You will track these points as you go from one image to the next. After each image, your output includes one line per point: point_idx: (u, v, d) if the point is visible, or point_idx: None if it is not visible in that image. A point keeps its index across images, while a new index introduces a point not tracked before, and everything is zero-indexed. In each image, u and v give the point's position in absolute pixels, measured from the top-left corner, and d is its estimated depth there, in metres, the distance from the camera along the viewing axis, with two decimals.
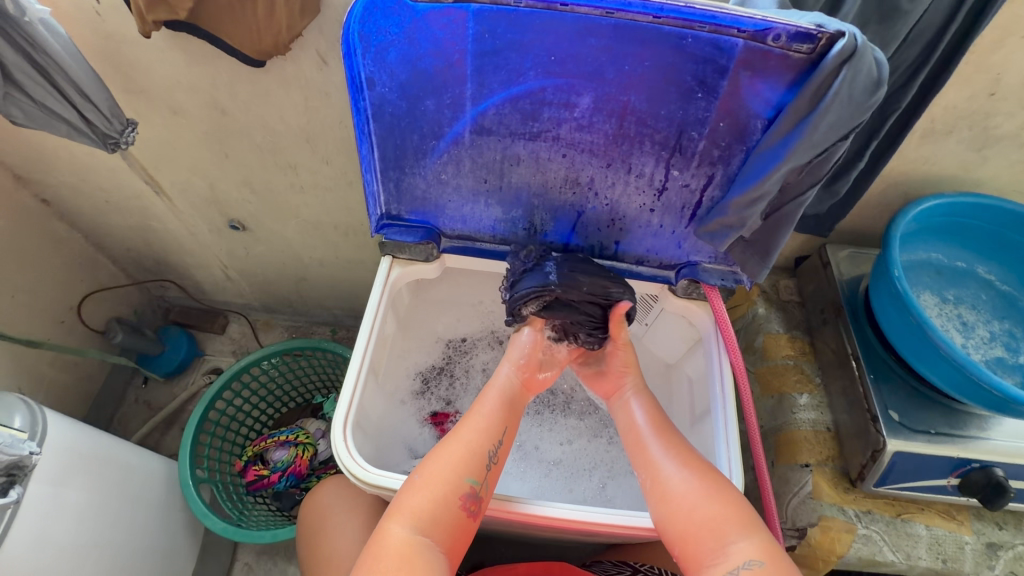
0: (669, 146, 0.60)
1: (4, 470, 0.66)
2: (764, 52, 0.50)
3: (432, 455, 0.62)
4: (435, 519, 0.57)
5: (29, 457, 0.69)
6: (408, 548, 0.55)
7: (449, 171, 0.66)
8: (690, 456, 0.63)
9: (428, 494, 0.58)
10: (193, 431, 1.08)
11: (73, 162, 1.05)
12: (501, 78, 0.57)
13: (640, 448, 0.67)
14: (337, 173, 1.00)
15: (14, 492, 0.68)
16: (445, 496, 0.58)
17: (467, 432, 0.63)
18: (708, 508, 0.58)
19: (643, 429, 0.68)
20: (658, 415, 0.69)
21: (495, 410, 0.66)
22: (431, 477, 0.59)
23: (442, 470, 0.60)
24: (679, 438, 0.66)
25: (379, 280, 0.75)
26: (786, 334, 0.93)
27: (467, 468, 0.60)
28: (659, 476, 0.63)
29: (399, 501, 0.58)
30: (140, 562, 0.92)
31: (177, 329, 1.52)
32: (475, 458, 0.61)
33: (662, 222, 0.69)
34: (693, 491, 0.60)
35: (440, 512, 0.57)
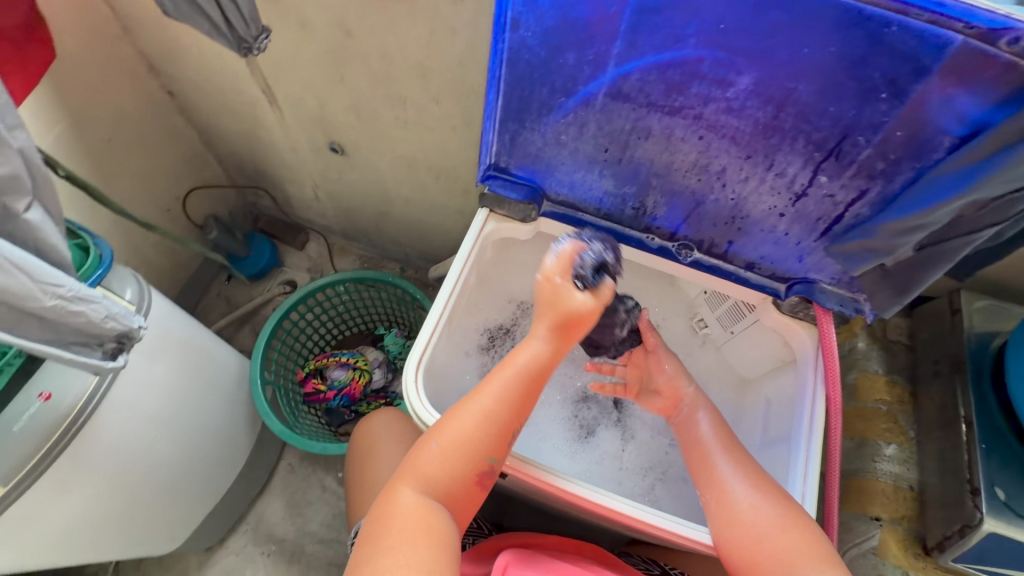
0: (825, 148, 0.53)
1: (115, 336, 0.61)
2: (987, 57, 0.42)
3: (449, 423, 0.58)
4: (450, 489, 0.56)
5: (138, 330, 0.64)
6: (424, 508, 0.53)
7: (570, 133, 0.63)
8: (761, 480, 0.61)
9: (441, 460, 0.56)
10: (267, 336, 1.14)
11: (201, 60, 1.09)
12: (655, 41, 0.51)
13: (705, 460, 0.66)
14: (443, 114, 0.98)
15: (122, 359, 0.63)
16: (465, 470, 0.57)
17: (488, 401, 0.58)
18: (778, 538, 0.56)
19: (710, 444, 0.67)
20: (727, 434, 0.68)
21: (523, 381, 0.60)
22: (447, 447, 0.57)
23: (461, 442, 0.57)
24: (748, 457, 0.65)
25: (472, 230, 0.74)
26: (885, 377, 0.85)
27: (489, 447, 0.58)
28: (726, 498, 0.61)
29: (416, 466, 0.56)
30: (205, 443, 1.01)
31: (263, 237, 1.61)
32: (499, 438, 0.58)
33: (788, 231, 0.62)
34: (763, 516, 0.58)
35: (455, 484, 0.56)
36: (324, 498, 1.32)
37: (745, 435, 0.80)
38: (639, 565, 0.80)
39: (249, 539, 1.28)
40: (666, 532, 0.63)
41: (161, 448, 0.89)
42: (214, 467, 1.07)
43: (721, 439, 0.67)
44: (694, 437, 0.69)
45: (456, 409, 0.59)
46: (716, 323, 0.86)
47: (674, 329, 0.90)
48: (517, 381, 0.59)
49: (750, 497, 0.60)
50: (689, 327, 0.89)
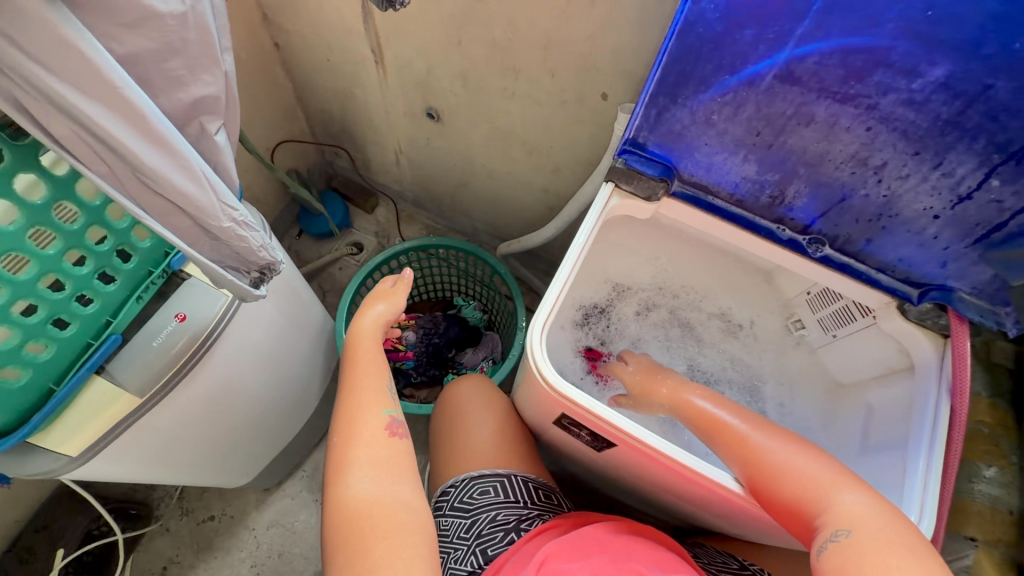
0: (1006, 151, 0.52)
1: (258, 266, 0.63)
2: None
3: (340, 415, 0.68)
4: (381, 462, 0.63)
5: (279, 265, 0.66)
6: (370, 499, 0.59)
7: (724, 113, 0.62)
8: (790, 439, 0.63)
9: (354, 447, 0.64)
10: (351, 294, 1.16)
11: (317, 15, 1.11)
12: (848, 23, 0.51)
13: (713, 428, 0.67)
14: (556, 89, 0.98)
15: (262, 290, 0.65)
16: (374, 439, 0.65)
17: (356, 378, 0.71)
18: (820, 476, 0.59)
19: (718, 420, 0.67)
20: (742, 411, 0.68)
21: (368, 350, 0.75)
22: (347, 434, 0.65)
23: (355, 422, 0.66)
24: (773, 426, 0.65)
25: (598, 204, 0.74)
26: (988, 399, 0.83)
27: (378, 404, 0.68)
28: (759, 455, 0.62)
29: (340, 470, 0.62)
30: (288, 385, 1.04)
31: (336, 198, 1.64)
32: (368, 395, 0.69)
33: (938, 234, 0.61)
34: (800, 459, 0.60)
35: (382, 454, 0.64)
36: None
37: (841, 438, 0.79)
38: (717, 560, 0.79)
39: (304, 485, 1.33)
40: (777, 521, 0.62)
41: (255, 383, 0.92)
42: (288, 409, 1.10)
43: (735, 413, 0.67)
44: (694, 415, 0.69)
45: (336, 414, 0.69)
46: (816, 325, 0.85)
47: (767, 326, 0.89)
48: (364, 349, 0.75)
49: (770, 446, 0.62)
50: (784, 327, 0.89)
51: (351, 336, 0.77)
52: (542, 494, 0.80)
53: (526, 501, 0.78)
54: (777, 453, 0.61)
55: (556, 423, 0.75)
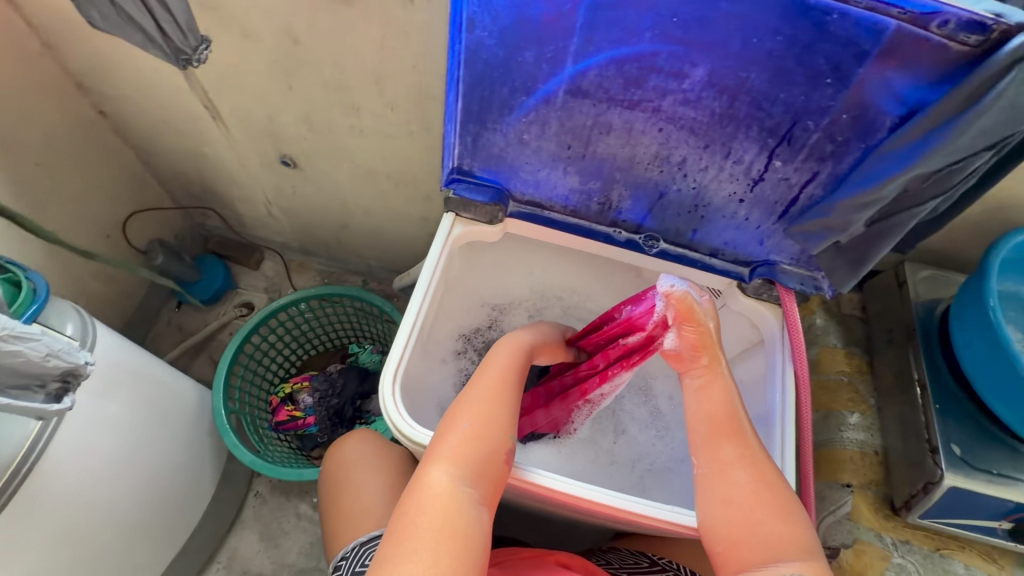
0: (778, 134, 0.55)
1: (55, 377, 0.63)
2: (920, 39, 0.44)
3: (471, 403, 0.61)
4: (478, 471, 0.56)
5: (86, 367, 0.66)
6: (454, 498, 0.52)
7: (533, 132, 0.63)
8: (762, 464, 0.59)
9: (473, 444, 0.57)
10: (228, 362, 1.09)
11: (135, 76, 1.02)
12: (611, 36, 0.52)
13: (712, 442, 0.61)
14: (401, 121, 0.94)
15: (69, 400, 0.65)
16: (490, 450, 0.58)
17: (501, 382, 0.63)
18: (772, 530, 0.54)
19: (716, 424, 0.62)
20: (732, 403, 0.63)
21: (517, 355, 0.66)
22: (478, 427, 0.59)
23: (480, 417, 0.59)
24: (750, 439, 0.61)
25: (440, 236, 0.74)
26: (843, 350, 0.89)
27: (507, 425, 0.60)
28: (723, 478, 0.59)
29: (446, 448, 0.57)
30: (171, 479, 0.96)
31: (214, 259, 1.51)
32: (506, 413, 0.61)
33: (748, 216, 0.65)
34: (759, 506, 0.56)
35: (486, 466, 0.57)
36: (301, 526, 1.25)
37: None
38: (628, 560, 0.80)
39: None
40: (656, 521, 0.65)
41: (122, 491, 0.83)
42: (181, 503, 1.01)
43: (725, 413, 0.62)
44: (710, 413, 0.62)
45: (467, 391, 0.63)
46: None
47: None
48: (520, 359, 0.66)
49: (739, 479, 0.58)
50: None
51: (499, 342, 0.68)
52: None
53: None
54: (744, 494, 0.57)
55: None
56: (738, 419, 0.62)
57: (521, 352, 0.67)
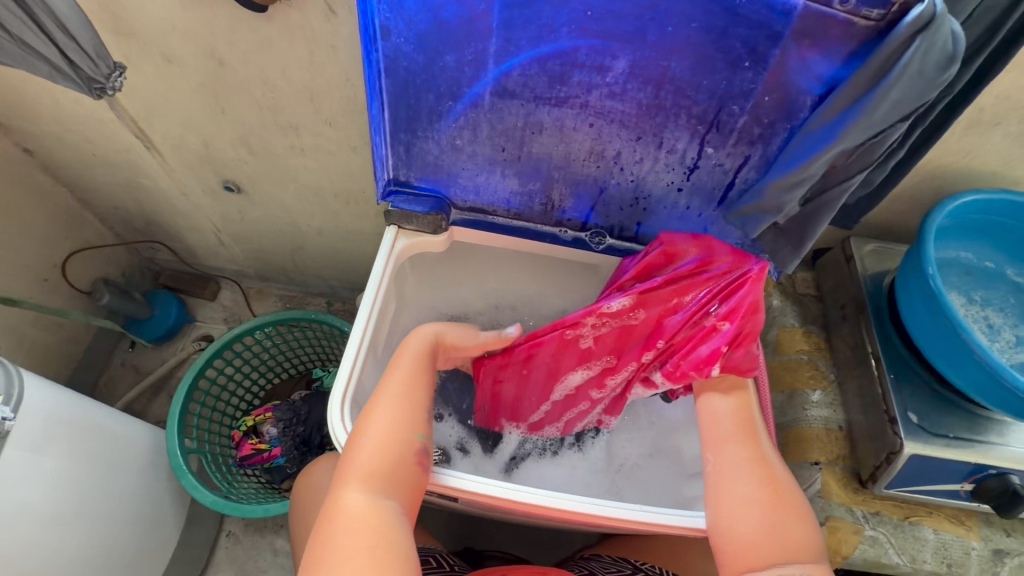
0: (706, 121, 0.55)
1: None
2: (827, 17, 0.44)
3: (373, 412, 0.59)
4: (388, 479, 0.55)
5: (4, 423, 0.68)
6: (367, 511, 0.52)
7: (466, 137, 0.61)
8: (771, 467, 0.59)
9: (379, 454, 0.56)
10: (182, 399, 1.04)
11: (57, 110, 0.98)
12: (529, 34, 0.51)
13: (721, 443, 0.62)
14: (340, 137, 0.92)
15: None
16: (397, 455, 0.57)
17: (398, 386, 0.62)
18: (782, 535, 0.54)
19: (728, 431, 0.63)
20: (746, 415, 0.64)
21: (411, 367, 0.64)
22: (380, 440, 0.57)
23: (385, 429, 0.58)
24: (760, 445, 0.61)
25: (383, 250, 0.72)
26: (802, 329, 0.90)
27: (414, 423, 0.59)
28: (733, 482, 0.58)
29: (349, 468, 0.55)
30: (126, 528, 0.91)
31: (167, 293, 1.44)
32: (413, 412, 0.60)
33: (690, 204, 0.65)
34: (769, 512, 0.56)
35: (396, 471, 0.56)
36: (278, 563, 1.18)
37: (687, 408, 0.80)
38: (610, 566, 0.78)
39: None
40: (628, 522, 0.62)
41: (70, 547, 0.79)
42: (141, 554, 0.95)
43: (741, 424, 0.63)
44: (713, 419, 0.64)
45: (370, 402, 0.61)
46: None
47: None
48: (420, 361, 0.65)
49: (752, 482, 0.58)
50: None
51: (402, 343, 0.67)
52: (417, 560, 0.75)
53: None
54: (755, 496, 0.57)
55: None
56: (751, 427, 0.63)
57: (421, 353, 0.66)
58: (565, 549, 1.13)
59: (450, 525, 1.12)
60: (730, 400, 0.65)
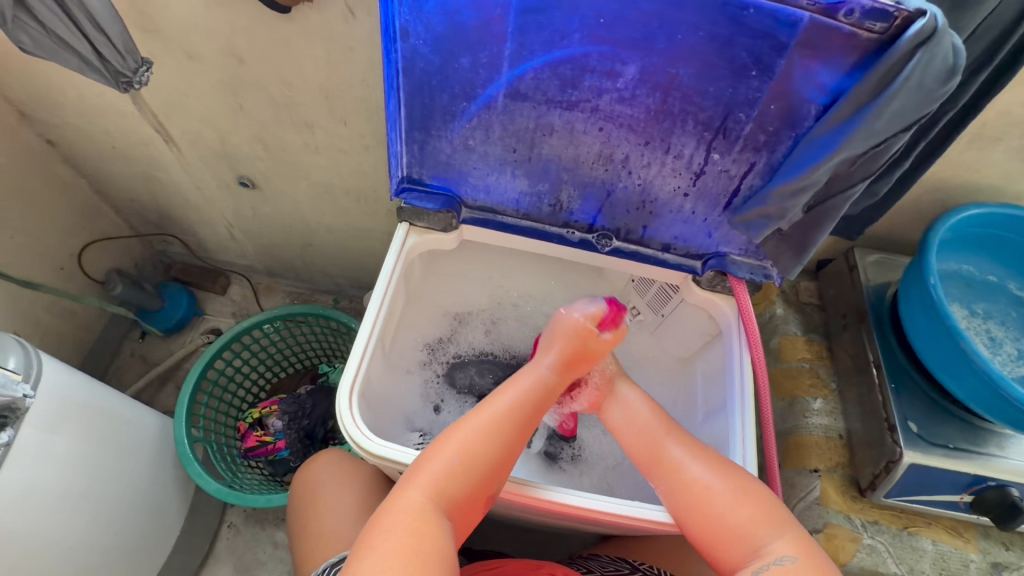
0: (713, 127, 0.57)
1: None
2: (831, 29, 0.46)
3: (459, 429, 0.59)
4: (455, 502, 0.55)
5: (23, 400, 0.70)
6: (420, 521, 0.52)
7: (478, 137, 0.63)
8: (704, 450, 0.62)
9: (461, 480, 0.56)
10: (190, 389, 1.05)
11: (80, 103, 1.00)
12: (543, 39, 0.52)
13: (655, 449, 0.63)
14: (353, 136, 0.94)
15: (6, 434, 0.69)
16: (473, 485, 0.56)
17: (503, 416, 0.60)
18: (737, 513, 0.56)
19: (653, 432, 0.64)
20: (660, 410, 0.67)
21: (525, 404, 0.61)
22: (472, 460, 0.57)
23: (470, 453, 0.57)
24: (689, 435, 0.64)
25: (393, 246, 0.73)
26: (804, 337, 0.91)
27: (502, 465, 0.58)
28: (684, 482, 0.59)
29: (427, 475, 0.55)
30: (132, 513, 0.92)
31: (177, 286, 1.47)
32: (510, 454, 0.59)
33: (695, 208, 0.67)
34: (719, 495, 0.57)
35: (463, 500, 0.56)
36: (278, 556, 1.19)
37: (686, 411, 0.81)
38: (608, 567, 0.78)
39: None
40: (627, 519, 0.63)
41: (77, 529, 0.80)
42: (144, 540, 0.96)
43: (657, 417, 0.65)
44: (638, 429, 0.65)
45: (465, 418, 0.60)
46: (647, 309, 0.86)
47: None
48: (529, 401, 0.62)
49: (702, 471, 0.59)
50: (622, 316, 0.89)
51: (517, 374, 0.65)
52: None
53: None
54: (709, 485, 0.58)
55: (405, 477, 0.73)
56: (666, 421, 0.65)
57: (531, 391, 0.62)
58: (561, 550, 1.13)
59: None
60: (638, 397, 0.68)
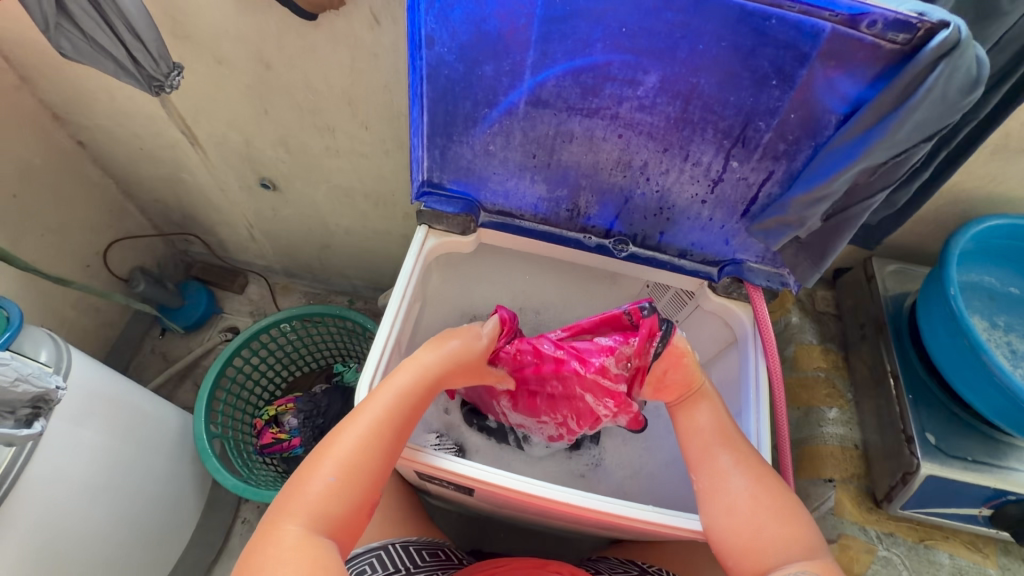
0: (732, 135, 0.57)
1: (30, 401, 0.67)
2: (853, 40, 0.46)
3: (336, 443, 0.56)
4: (335, 522, 0.53)
5: (55, 392, 0.70)
6: (307, 546, 0.50)
7: (498, 143, 0.64)
8: (756, 467, 0.60)
9: (335, 498, 0.54)
10: (209, 386, 1.08)
11: (111, 106, 1.04)
12: (566, 48, 0.53)
13: (705, 453, 0.62)
14: (374, 140, 0.96)
15: (38, 425, 0.69)
16: (353, 499, 0.55)
17: (371, 419, 0.58)
18: (775, 531, 0.55)
19: (710, 439, 0.62)
20: (725, 423, 0.64)
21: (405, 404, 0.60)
22: (342, 479, 0.55)
23: (345, 468, 0.55)
24: (744, 447, 0.62)
25: (413, 248, 0.75)
26: (820, 346, 0.90)
27: (374, 465, 0.56)
28: (726, 490, 0.59)
29: (298, 499, 0.53)
30: (152, 505, 0.94)
31: (197, 285, 1.49)
32: (380, 453, 0.57)
33: (712, 215, 0.67)
34: (762, 516, 0.56)
35: (348, 517, 0.54)
36: None
37: None
38: (619, 571, 0.79)
39: None
40: (641, 523, 0.64)
41: (100, 518, 0.83)
42: (163, 532, 0.98)
43: (718, 430, 0.63)
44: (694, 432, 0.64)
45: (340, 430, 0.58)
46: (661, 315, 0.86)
47: None
48: (404, 400, 0.60)
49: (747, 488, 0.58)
50: None
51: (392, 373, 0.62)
52: (428, 553, 0.77)
53: (414, 565, 0.72)
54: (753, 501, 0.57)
55: (419, 478, 0.73)
56: (725, 429, 0.63)
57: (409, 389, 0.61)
58: (570, 554, 1.13)
59: (459, 522, 1.14)
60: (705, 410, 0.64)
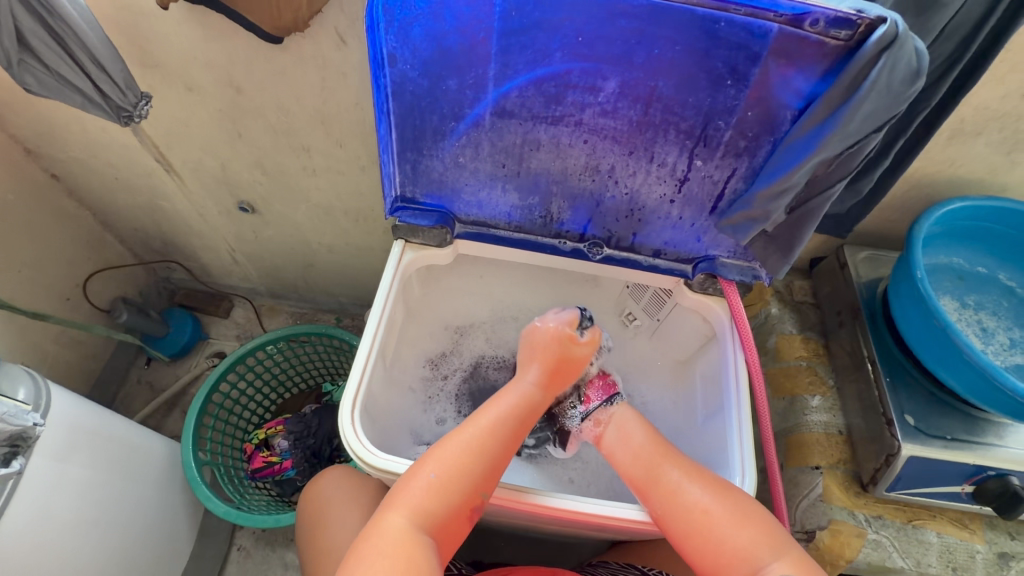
0: (694, 135, 0.59)
1: (7, 439, 0.67)
2: (800, 38, 0.48)
3: (441, 450, 0.61)
4: (436, 519, 0.57)
5: (32, 429, 0.70)
6: (408, 539, 0.55)
7: (467, 154, 0.65)
8: (704, 474, 0.63)
9: (440, 496, 0.58)
10: (198, 412, 1.07)
11: (84, 137, 1.03)
12: (526, 59, 0.55)
13: (656, 472, 0.64)
14: (349, 157, 0.97)
15: (17, 463, 0.69)
16: (456, 501, 0.58)
17: (484, 435, 0.62)
18: (736, 537, 0.57)
19: (653, 457, 0.66)
20: (663, 441, 0.68)
21: (505, 422, 0.64)
22: (448, 475, 0.59)
23: (458, 471, 0.59)
24: (686, 458, 0.66)
25: (391, 262, 0.75)
26: (800, 335, 0.92)
27: (484, 480, 0.60)
28: (680, 503, 0.61)
29: (407, 492, 0.58)
30: (142, 538, 0.93)
31: (182, 311, 1.48)
32: (488, 468, 0.61)
33: (682, 214, 0.68)
34: (720, 525, 0.58)
35: (448, 517, 0.58)
36: None
37: (685, 414, 0.82)
38: (617, 572, 0.79)
39: None
40: (632, 523, 0.64)
41: (88, 555, 0.81)
42: (154, 565, 0.97)
43: (659, 449, 0.66)
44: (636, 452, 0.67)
45: (448, 439, 0.62)
46: (643, 314, 0.86)
47: (606, 326, 0.89)
48: (512, 419, 0.65)
49: (701, 496, 0.61)
50: (619, 322, 0.89)
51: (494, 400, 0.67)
52: None
53: None
54: (710, 512, 0.59)
55: None
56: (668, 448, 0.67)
57: (517, 413, 0.66)
58: (571, 559, 1.13)
59: None
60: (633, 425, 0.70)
